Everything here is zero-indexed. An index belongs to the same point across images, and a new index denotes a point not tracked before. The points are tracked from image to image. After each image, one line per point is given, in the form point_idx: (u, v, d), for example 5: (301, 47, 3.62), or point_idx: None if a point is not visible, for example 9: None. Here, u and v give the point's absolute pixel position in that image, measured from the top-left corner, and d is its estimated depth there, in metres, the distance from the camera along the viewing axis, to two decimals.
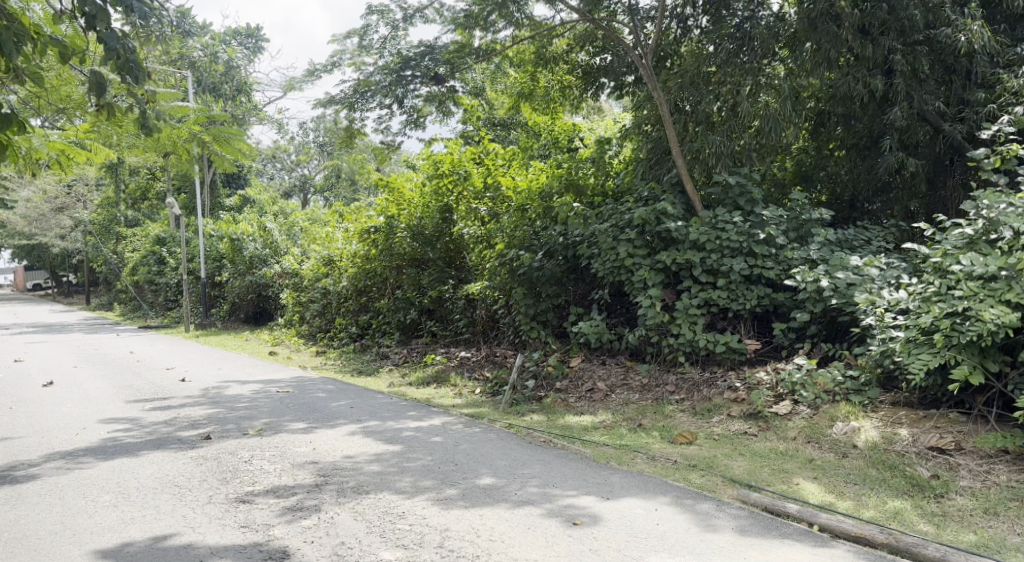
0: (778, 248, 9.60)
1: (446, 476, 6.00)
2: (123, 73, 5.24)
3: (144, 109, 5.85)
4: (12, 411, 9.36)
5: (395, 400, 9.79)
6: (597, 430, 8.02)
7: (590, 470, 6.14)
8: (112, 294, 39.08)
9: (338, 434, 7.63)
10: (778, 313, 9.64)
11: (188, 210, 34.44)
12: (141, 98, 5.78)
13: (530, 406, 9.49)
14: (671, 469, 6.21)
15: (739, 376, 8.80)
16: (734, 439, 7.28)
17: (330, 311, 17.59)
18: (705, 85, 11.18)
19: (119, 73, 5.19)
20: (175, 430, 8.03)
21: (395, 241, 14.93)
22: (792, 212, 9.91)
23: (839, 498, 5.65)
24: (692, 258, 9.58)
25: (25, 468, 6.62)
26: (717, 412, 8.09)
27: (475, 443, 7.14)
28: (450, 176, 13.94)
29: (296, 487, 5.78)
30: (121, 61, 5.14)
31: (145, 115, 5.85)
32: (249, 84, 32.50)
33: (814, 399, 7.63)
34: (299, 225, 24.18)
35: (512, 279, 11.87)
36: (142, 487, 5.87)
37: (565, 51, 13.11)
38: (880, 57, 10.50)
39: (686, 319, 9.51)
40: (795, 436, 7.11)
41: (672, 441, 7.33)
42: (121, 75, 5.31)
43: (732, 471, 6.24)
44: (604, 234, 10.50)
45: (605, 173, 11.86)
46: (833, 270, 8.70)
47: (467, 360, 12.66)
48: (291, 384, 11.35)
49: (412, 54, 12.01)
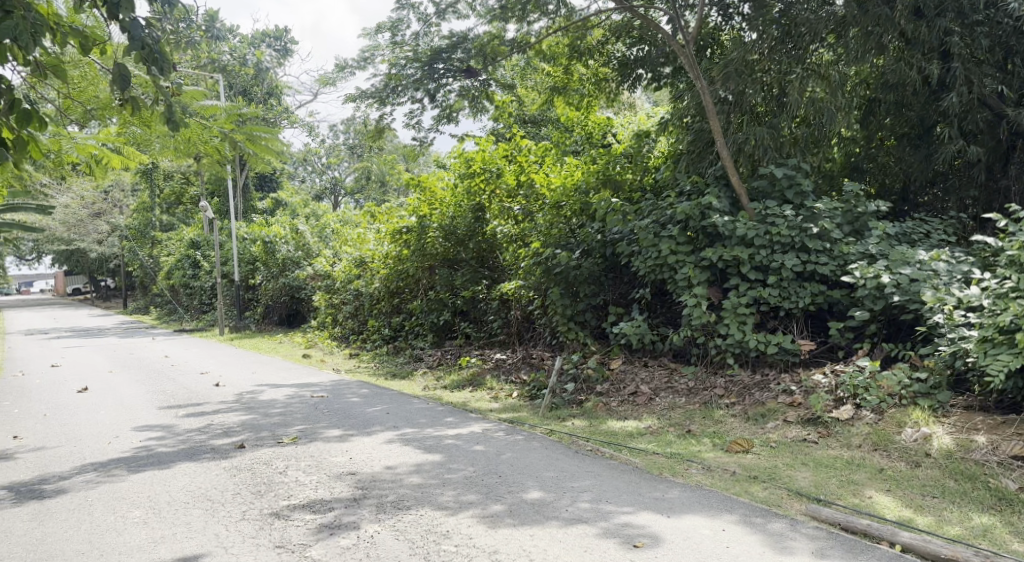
0: (832, 242, 9.11)
1: (491, 490, 5.64)
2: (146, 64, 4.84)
3: (172, 103, 5.51)
4: (45, 419, 9.20)
5: (431, 405, 9.45)
6: (644, 437, 7.61)
7: (644, 483, 5.75)
8: (148, 299, 39.32)
9: (375, 442, 7.32)
10: (833, 311, 9.15)
11: (221, 214, 34.57)
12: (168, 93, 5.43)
13: (570, 410, 9.11)
14: (731, 482, 5.79)
15: (794, 379, 8.33)
16: (793, 447, 6.85)
17: (363, 312, 17.36)
18: (750, 73, 10.49)
19: (141, 65, 4.79)
20: (207, 438, 7.80)
21: (427, 241, 14.58)
22: (846, 205, 9.41)
23: (918, 514, 5.19)
24: (741, 255, 9.15)
25: (55, 481, 6.42)
26: (772, 417, 7.67)
27: (519, 452, 6.79)
28: (482, 175, 13.61)
29: (333, 502, 5.48)
30: (144, 52, 4.75)
31: (172, 109, 5.49)
32: (280, 88, 32.54)
33: (878, 403, 7.16)
34: (331, 227, 24.05)
35: (549, 279, 11.49)
36: (173, 502, 5.60)
37: (600, 43, 12.76)
38: (936, 40, 9.98)
39: (735, 319, 9.05)
40: (860, 444, 6.68)
41: (726, 449, 6.91)
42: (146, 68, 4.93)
43: (797, 483, 5.80)
44: (644, 230, 10.06)
45: (644, 168, 11.39)
46: (895, 266, 8.22)
47: (503, 362, 12.27)
48: (326, 389, 11.07)
49: (443, 47, 11.66)
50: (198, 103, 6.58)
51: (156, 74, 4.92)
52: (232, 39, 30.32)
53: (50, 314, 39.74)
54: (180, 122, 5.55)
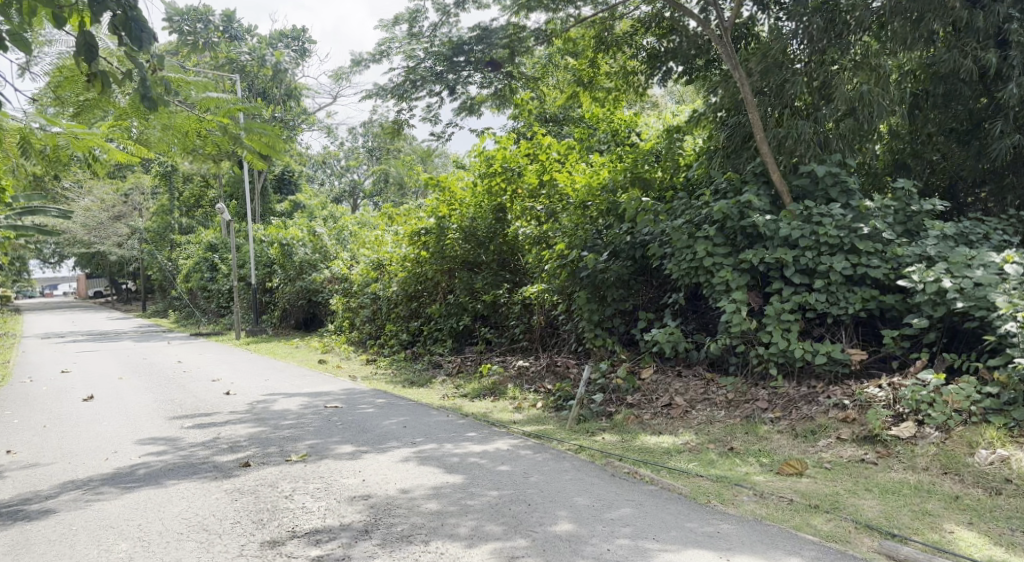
0: (884, 244, 8.43)
1: (518, 521, 5.03)
2: (120, 33, 4.40)
3: (144, 76, 4.97)
4: (46, 431, 8.73)
5: (452, 418, 8.85)
6: (683, 455, 6.96)
7: (691, 514, 5.12)
8: (167, 302, 39.02)
9: (390, 461, 6.73)
10: (885, 318, 8.45)
11: (240, 217, 34.18)
12: (142, 65, 4.90)
13: (599, 423, 8.50)
14: (789, 512, 5.15)
15: (846, 392, 7.65)
16: (852, 469, 6.22)
17: (380, 317, 16.82)
18: (790, 65, 9.89)
19: (113, 32, 4.33)
20: (211, 454, 7.26)
21: (447, 242, 14.06)
22: (898, 203, 8.73)
23: (1009, 553, 4.53)
24: (784, 257, 8.49)
25: (41, 501, 5.90)
26: (823, 435, 7.02)
27: (548, 475, 6.17)
28: (503, 174, 13.04)
29: (341, 532, 4.91)
30: (117, 18, 4.30)
31: (145, 84, 4.96)
32: (300, 89, 32.14)
33: (944, 420, 6.52)
34: (349, 229, 23.55)
35: (575, 283, 10.87)
36: (165, 532, 5.05)
37: (629, 34, 11.99)
38: (993, 26, 9.22)
39: (778, 326, 8.39)
40: (927, 467, 6.03)
41: (777, 471, 6.26)
42: (116, 36, 4.46)
43: (864, 514, 5.15)
44: (677, 231, 9.43)
45: (674, 166, 10.75)
46: (956, 268, 7.55)
47: (526, 369, 11.63)
48: (340, 398, 10.51)
49: (467, 39, 11.13)
50: (200, 94, 6.05)
51: (135, 47, 4.41)
52: (251, 40, 29.98)
53: (85, 314, 42.48)
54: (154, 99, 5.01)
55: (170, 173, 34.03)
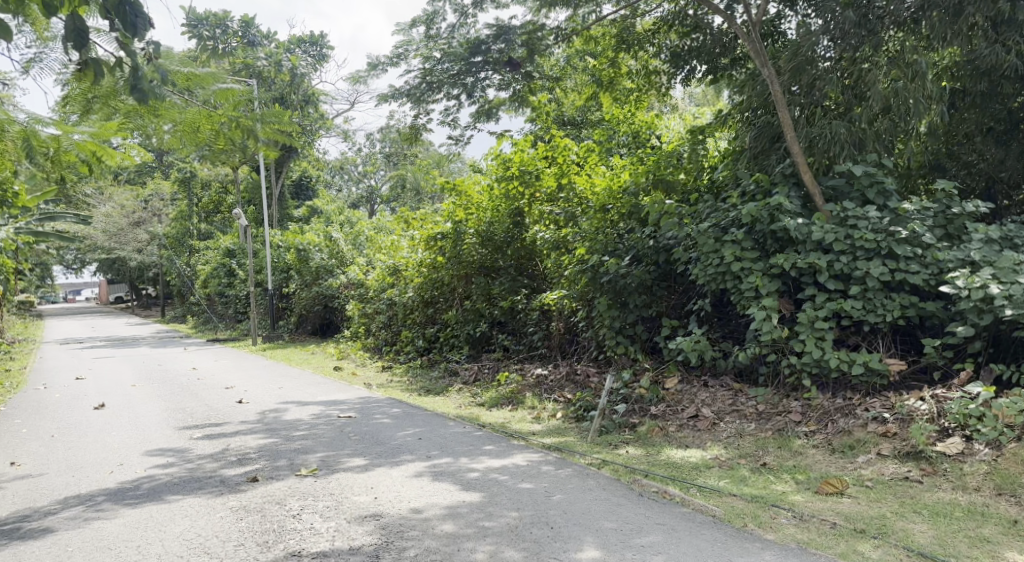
0: (923, 248, 8.00)
1: (540, 546, 4.68)
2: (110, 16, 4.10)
3: (136, 65, 4.70)
4: (52, 441, 8.47)
5: (469, 430, 8.51)
6: (713, 470, 6.58)
7: (728, 541, 4.74)
8: (186, 307, 38.98)
9: (403, 477, 6.38)
10: (925, 325, 8.01)
11: (258, 223, 34.08)
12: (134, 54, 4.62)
13: (622, 435, 8.12)
14: (831, 538, 4.76)
15: (885, 403, 7.22)
16: (896, 487, 5.82)
17: (396, 322, 16.53)
18: (821, 63, 9.46)
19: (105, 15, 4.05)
20: (219, 468, 6.95)
21: (464, 247, 13.74)
22: (938, 205, 8.29)
23: None
24: (817, 263, 8.09)
25: (38, 519, 5.62)
26: (863, 450, 6.62)
27: (572, 494, 5.80)
28: (520, 178, 12.69)
29: (349, 557, 4.58)
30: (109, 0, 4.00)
31: (137, 73, 4.70)
32: (317, 94, 32.02)
33: (994, 436, 6.09)
34: (365, 234, 23.24)
35: (595, 289, 10.49)
36: (164, 555, 4.74)
37: (649, 34, 11.68)
38: None
39: (812, 334, 7.97)
40: (980, 487, 5.62)
41: (816, 491, 5.86)
42: (108, 19, 4.16)
43: (916, 540, 4.75)
44: (703, 235, 9.04)
45: (699, 167, 10.38)
46: (1003, 274, 7.12)
47: (545, 378, 11.26)
48: (354, 408, 10.19)
49: (483, 38, 10.79)
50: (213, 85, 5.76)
51: (130, 34, 4.14)
52: (268, 45, 29.92)
53: (109, 318, 44.17)
54: (147, 91, 4.75)
55: (189, 179, 33.99)
